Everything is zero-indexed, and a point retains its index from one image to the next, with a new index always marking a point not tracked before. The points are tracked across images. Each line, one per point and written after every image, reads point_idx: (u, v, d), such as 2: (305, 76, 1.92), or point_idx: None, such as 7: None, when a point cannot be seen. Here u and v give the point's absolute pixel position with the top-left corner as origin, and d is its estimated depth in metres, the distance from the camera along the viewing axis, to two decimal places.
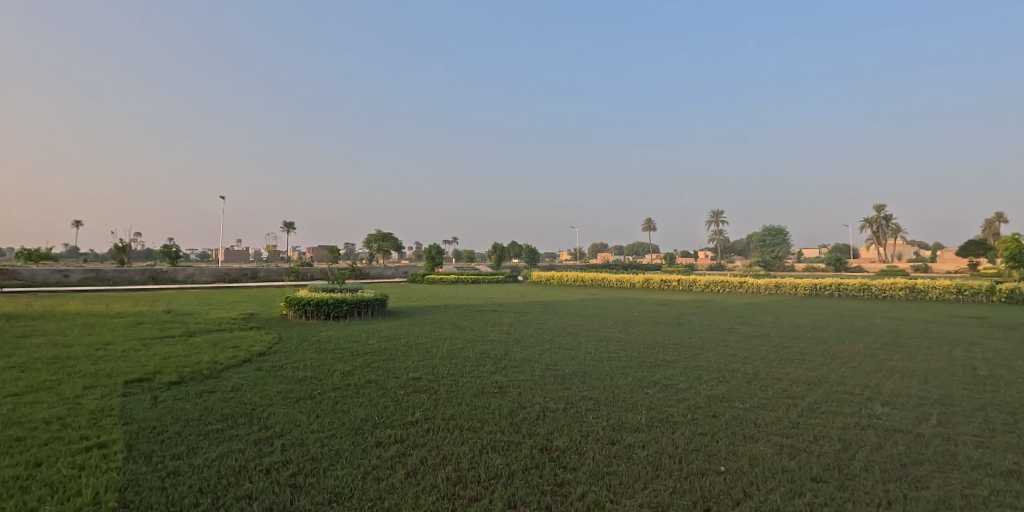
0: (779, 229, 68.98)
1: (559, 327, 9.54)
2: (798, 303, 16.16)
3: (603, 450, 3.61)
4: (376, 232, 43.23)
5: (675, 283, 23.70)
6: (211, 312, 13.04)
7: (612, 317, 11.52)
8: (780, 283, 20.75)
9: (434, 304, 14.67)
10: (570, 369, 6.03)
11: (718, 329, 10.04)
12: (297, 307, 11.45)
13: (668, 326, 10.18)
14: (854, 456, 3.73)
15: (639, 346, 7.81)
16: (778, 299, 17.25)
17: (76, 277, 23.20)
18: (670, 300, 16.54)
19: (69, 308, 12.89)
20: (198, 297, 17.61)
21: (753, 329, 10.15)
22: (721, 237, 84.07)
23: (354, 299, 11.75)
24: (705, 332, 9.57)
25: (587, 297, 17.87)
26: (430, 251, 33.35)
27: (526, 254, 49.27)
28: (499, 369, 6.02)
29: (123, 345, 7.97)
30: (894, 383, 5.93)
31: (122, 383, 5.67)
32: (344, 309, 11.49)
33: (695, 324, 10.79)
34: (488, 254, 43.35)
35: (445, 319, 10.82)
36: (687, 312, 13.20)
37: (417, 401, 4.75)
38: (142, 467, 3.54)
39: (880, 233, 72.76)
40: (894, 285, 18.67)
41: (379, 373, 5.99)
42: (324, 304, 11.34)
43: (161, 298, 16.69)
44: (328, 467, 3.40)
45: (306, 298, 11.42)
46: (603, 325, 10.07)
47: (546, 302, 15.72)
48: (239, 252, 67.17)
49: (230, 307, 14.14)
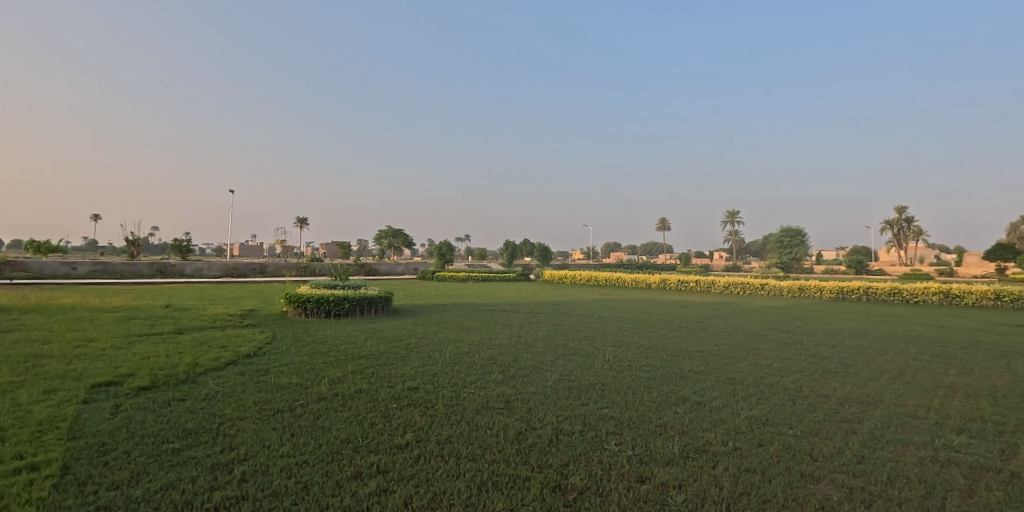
0: (797, 230, 67.34)
1: (573, 330, 8.83)
2: (825, 308, 15.22)
3: (631, 493, 2.91)
4: (388, 229, 42.88)
5: (692, 285, 22.82)
6: (211, 308, 12.58)
7: (630, 320, 10.76)
8: (804, 286, 19.79)
9: (442, 303, 14.04)
10: (586, 380, 5.33)
11: (746, 335, 9.27)
12: (297, 304, 10.90)
13: (691, 331, 9.40)
14: (944, 505, 2.99)
15: (662, 353, 7.08)
16: (804, 303, 16.31)
17: (84, 269, 23.07)
18: (689, 302, 15.69)
19: (66, 302, 12.51)
20: (201, 292, 17.21)
21: (785, 336, 9.34)
22: (736, 238, 82.54)
23: (357, 296, 11.15)
24: (733, 338, 8.78)
25: (602, 297, 17.12)
26: (440, 247, 32.80)
27: (538, 252, 48.48)
28: (506, 379, 5.34)
29: (105, 342, 7.48)
30: (961, 405, 5.13)
31: (88, 388, 5.13)
32: (346, 307, 10.89)
33: (720, 328, 10.02)
34: (500, 252, 42.71)
35: (450, 319, 10.15)
36: (710, 315, 12.38)
37: (410, 418, 4.09)
38: (68, 499, 2.94)
39: (902, 235, 70.69)
40: (928, 289, 17.61)
41: (372, 381, 5.35)
42: (325, 301, 10.77)
43: (164, 292, 16.31)
44: (289, 507, 2.76)
45: (306, 294, 10.88)
46: (621, 329, 9.33)
47: (559, 302, 15.01)
48: (255, 247, 67.71)
49: (232, 304, 13.66)
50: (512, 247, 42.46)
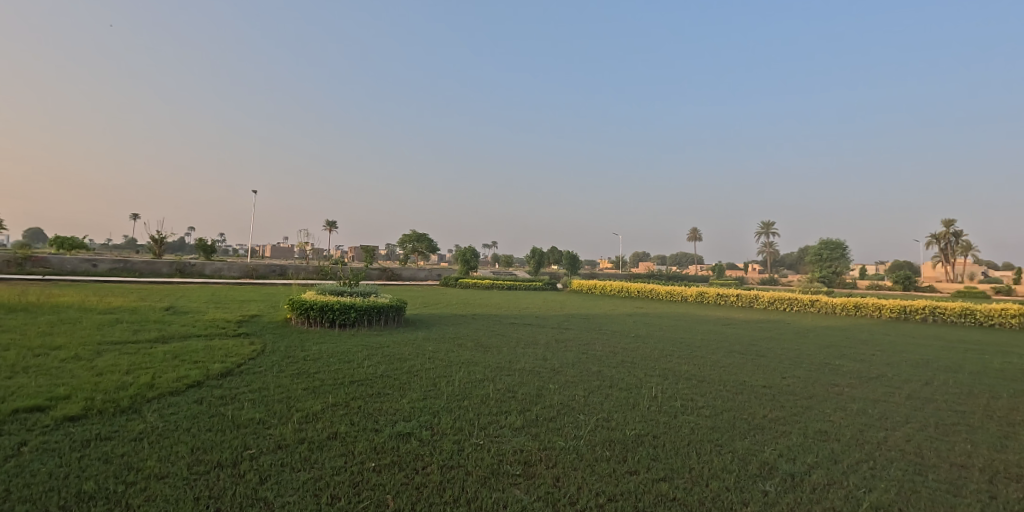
0: (838, 243, 64.08)
1: (607, 353, 7.50)
2: (892, 330, 13.40)
3: None
4: (412, 233, 42.16)
5: (733, 299, 21.04)
6: (212, 313, 11.73)
7: (673, 342, 9.33)
8: (860, 302, 17.84)
9: (460, 313, 12.89)
10: (629, 431, 4.06)
11: (814, 365, 7.78)
12: (300, 312, 9.90)
13: (747, 358, 7.94)
14: None
15: (720, 390, 5.73)
16: (864, 324, 14.49)
17: (104, 267, 22.90)
18: (734, 320, 14.11)
19: (64, 300, 11.86)
20: (212, 294, 16.51)
21: (862, 367, 7.82)
22: (772, 250, 79.19)
23: (364, 304, 10.04)
24: (802, 370, 7.30)
25: (635, 311, 15.69)
26: (463, 253, 31.81)
27: (565, 261, 47.07)
28: (526, 426, 4.11)
29: (70, 351, 6.59)
30: None
31: (3, 415, 4.14)
32: (352, 317, 9.81)
33: (780, 355, 8.54)
34: (526, 260, 41.51)
35: (466, 334, 8.94)
36: (762, 337, 10.84)
37: (387, 493, 2.91)
38: None
39: (951, 250, 66.54)
40: (1007, 311, 15.49)
41: (354, 421, 4.20)
42: (328, 309, 9.73)
43: (173, 293, 15.65)
44: None
45: (309, 301, 9.86)
46: (663, 353, 7.98)
47: (588, 315, 13.66)
48: (285, 250, 68.31)
49: (236, 309, 12.80)
50: (537, 255, 41.11)
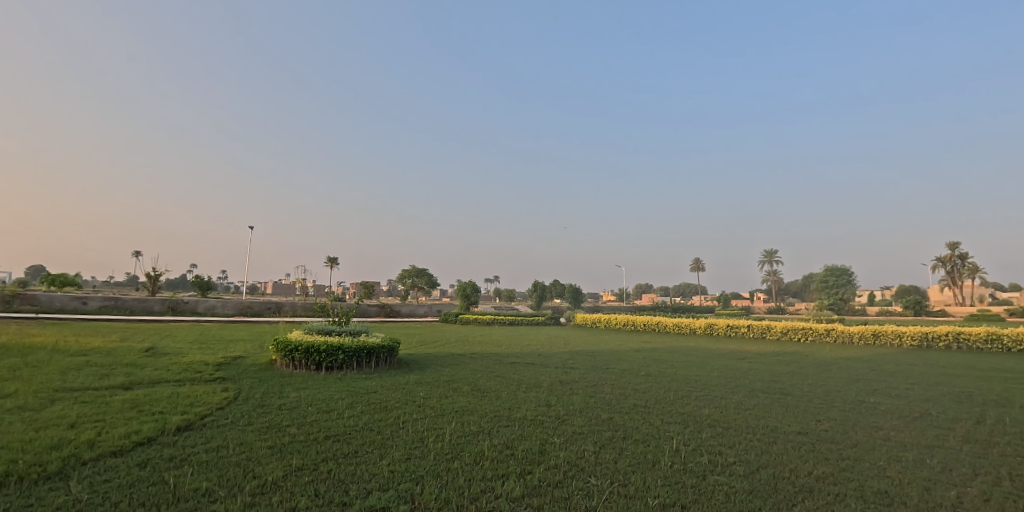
0: (843, 270, 63.28)
1: (618, 396, 6.78)
2: (918, 359, 12.59)
3: None
4: (412, 269, 41.60)
5: (744, 330, 20.20)
6: (193, 354, 11.05)
7: (687, 380, 8.57)
8: (879, 331, 17.01)
9: (458, 351, 12.18)
10: (652, 501, 3.37)
11: (847, 403, 7.03)
12: (284, 354, 9.22)
13: (773, 398, 7.18)
14: None
15: (750, 439, 5.02)
16: (887, 354, 13.66)
17: (94, 305, 22.26)
18: (748, 353, 13.31)
19: (38, 341, 11.23)
20: (200, 333, 15.83)
21: (900, 404, 7.06)
22: (777, 278, 78.29)
23: (354, 345, 9.33)
24: (836, 410, 6.53)
25: (642, 345, 14.92)
26: (464, 288, 31.16)
27: (568, 294, 46.29)
28: (526, 499, 3.42)
29: (20, 402, 5.95)
30: None
31: None
32: (339, 359, 9.08)
33: (806, 392, 7.79)
34: (528, 293, 40.75)
35: (462, 377, 8.21)
36: (782, 372, 10.05)
37: None
38: None
39: (958, 274, 65.62)
40: None
41: (319, 494, 3.52)
42: (315, 351, 9.03)
43: (158, 334, 14.98)
44: None
45: (295, 342, 9.19)
46: (679, 393, 7.25)
47: (594, 352, 12.90)
48: (285, 287, 67.67)
49: (221, 350, 12.09)
50: (540, 288, 40.38)
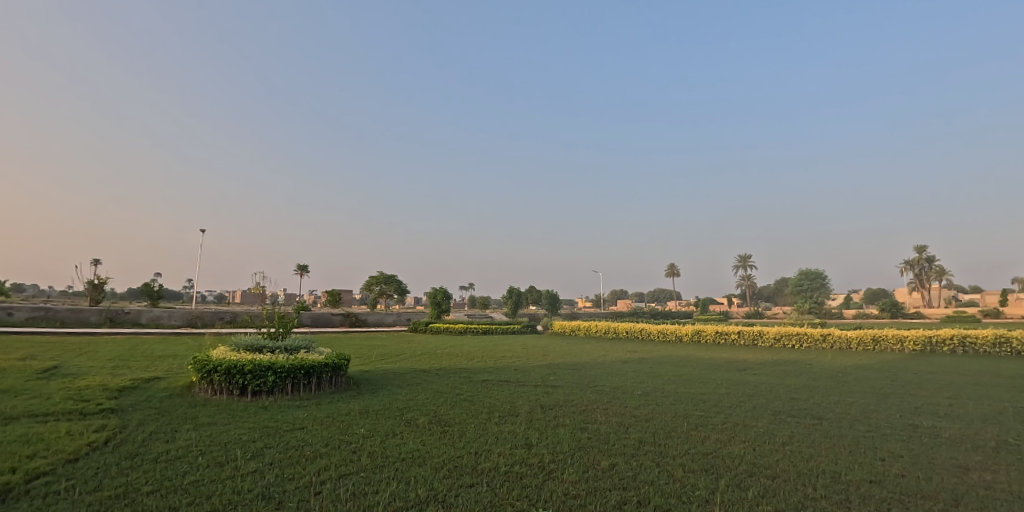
0: (818, 274, 63.60)
1: (619, 430, 5.26)
2: (932, 366, 11.48)
3: None
4: (382, 275, 39.54)
5: (734, 337, 18.99)
6: (99, 375, 9.09)
7: (696, 401, 7.11)
8: (878, 335, 15.99)
9: (423, 367, 10.50)
10: None
11: (900, 430, 5.66)
12: (202, 376, 7.41)
13: (810, 425, 5.75)
14: None
15: (816, 498, 3.56)
16: (896, 361, 12.55)
17: (19, 316, 19.69)
18: (749, 363, 12.01)
19: None
20: (128, 349, 13.73)
21: (961, 429, 5.74)
22: (751, 283, 78.65)
23: (289, 364, 7.57)
24: (894, 441, 5.16)
25: (631, 356, 13.49)
26: (436, 295, 29.39)
27: (546, 301, 44.93)
28: None
29: None
30: None
31: None
32: (270, 382, 7.32)
33: (841, 414, 6.41)
34: (505, 301, 39.20)
35: (420, 403, 6.59)
36: (797, 386, 8.68)
37: None
38: None
39: (927, 276, 66.73)
40: None
41: None
42: (239, 372, 7.25)
43: (74, 349, 12.84)
44: None
45: (215, 361, 7.40)
46: (693, 422, 5.76)
47: (578, 365, 11.39)
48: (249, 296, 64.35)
49: (139, 369, 10.13)
50: (517, 295, 38.91)
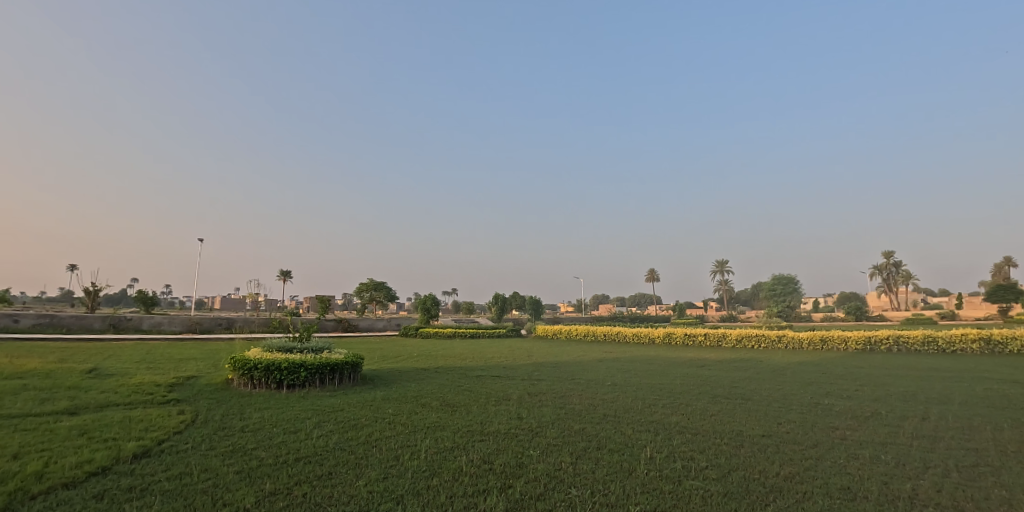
0: (790, 278, 66.01)
1: (588, 407, 6.88)
2: (864, 363, 13.35)
3: None
4: (370, 282, 40.62)
5: (701, 338, 20.81)
6: (140, 375, 10.34)
7: (653, 388, 8.78)
8: (827, 336, 17.95)
9: (423, 367, 12.00)
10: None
11: (803, 406, 7.40)
12: (242, 373, 8.79)
13: (736, 403, 7.45)
14: None
15: (720, 443, 5.22)
16: (836, 358, 14.41)
17: (25, 323, 20.48)
18: (709, 361, 13.75)
19: None
20: (146, 353, 14.85)
21: (850, 405, 7.49)
22: (727, 288, 81.36)
23: (316, 362, 8.99)
24: (794, 412, 6.85)
25: (605, 356, 15.17)
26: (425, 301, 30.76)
27: (529, 306, 46.71)
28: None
29: None
30: None
31: None
32: (301, 376, 8.75)
33: (764, 397, 8.14)
34: (489, 306, 40.76)
35: (429, 392, 8.13)
36: (741, 378, 10.40)
37: None
38: None
39: (891, 281, 70.14)
40: (967, 336, 15.99)
41: None
42: (275, 369, 8.65)
43: (99, 353, 13.96)
44: None
45: (254, 360, 8.80)
46: (648, 403, 7.38)
47: (559, 363, 12.99)
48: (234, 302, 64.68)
49: (170, 370, 11.38)
50: (501, 301, 40.37)
